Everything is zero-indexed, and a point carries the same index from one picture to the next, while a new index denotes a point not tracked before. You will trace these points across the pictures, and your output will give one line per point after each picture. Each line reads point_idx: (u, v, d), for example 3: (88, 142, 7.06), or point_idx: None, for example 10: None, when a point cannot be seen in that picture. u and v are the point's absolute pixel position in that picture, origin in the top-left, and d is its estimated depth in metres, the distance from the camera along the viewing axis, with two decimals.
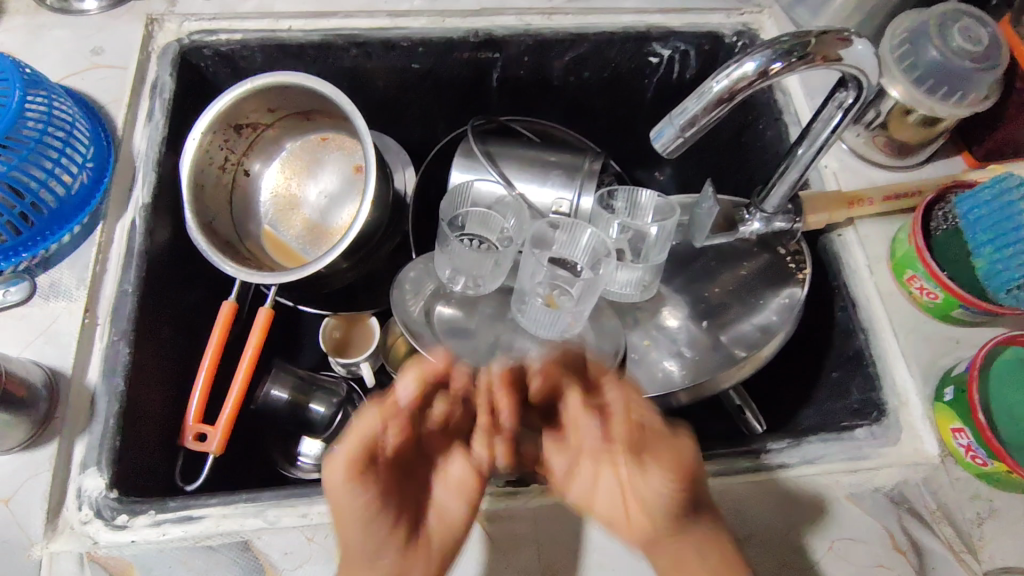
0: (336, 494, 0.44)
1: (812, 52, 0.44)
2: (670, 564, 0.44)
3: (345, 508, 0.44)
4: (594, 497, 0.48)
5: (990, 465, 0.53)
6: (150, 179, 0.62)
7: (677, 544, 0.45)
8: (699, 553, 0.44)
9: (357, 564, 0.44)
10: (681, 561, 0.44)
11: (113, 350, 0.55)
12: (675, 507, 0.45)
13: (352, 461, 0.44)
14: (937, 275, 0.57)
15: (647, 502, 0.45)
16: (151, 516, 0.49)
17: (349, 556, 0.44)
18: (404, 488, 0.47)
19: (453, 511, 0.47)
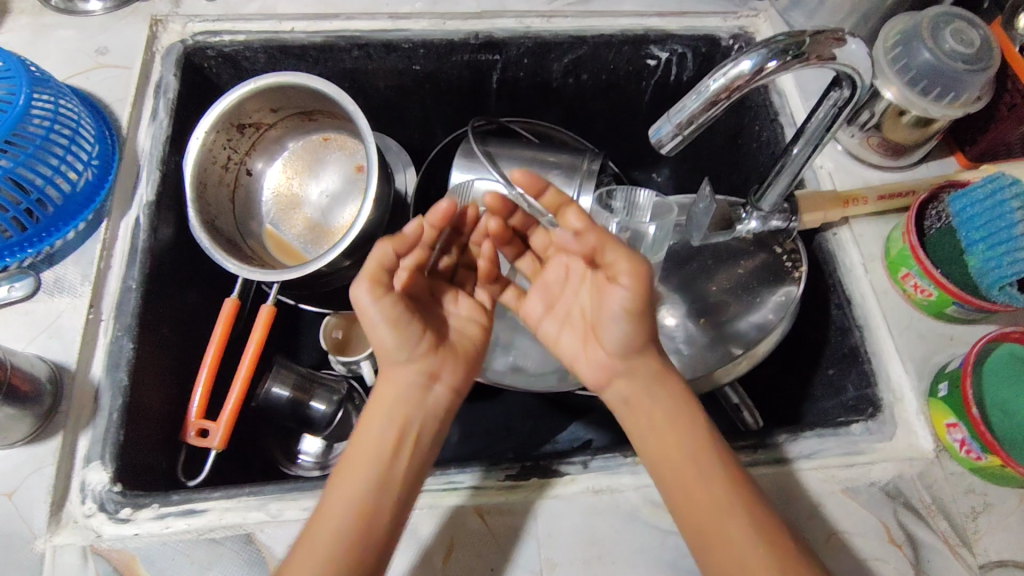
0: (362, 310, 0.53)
1: (807, 51, 0.44)
2: (638, 387, 0.53)
3: (375, 325, 0.53)
4: (563, 337, 0.57)
5: (984, 460, 0.54)
6: (153, 177, 0.63)
7: (648, 373, 0.53)
8: (661, 381, 0.53)
9: (392, 378, 0.54)
10: (650, 395, 0.53)
11: (117, 346, 0.56)
12: (641, 330, 0.51)
13: (380, 278, 0.53)
14: (932, 273, 0.58)
15: (609, 315, 0.51)
16: (154, 509, 0.50)
17: (387, 374, 0.55)
18: (428, 306, 0.57)
19: (469, 333, 0.58)
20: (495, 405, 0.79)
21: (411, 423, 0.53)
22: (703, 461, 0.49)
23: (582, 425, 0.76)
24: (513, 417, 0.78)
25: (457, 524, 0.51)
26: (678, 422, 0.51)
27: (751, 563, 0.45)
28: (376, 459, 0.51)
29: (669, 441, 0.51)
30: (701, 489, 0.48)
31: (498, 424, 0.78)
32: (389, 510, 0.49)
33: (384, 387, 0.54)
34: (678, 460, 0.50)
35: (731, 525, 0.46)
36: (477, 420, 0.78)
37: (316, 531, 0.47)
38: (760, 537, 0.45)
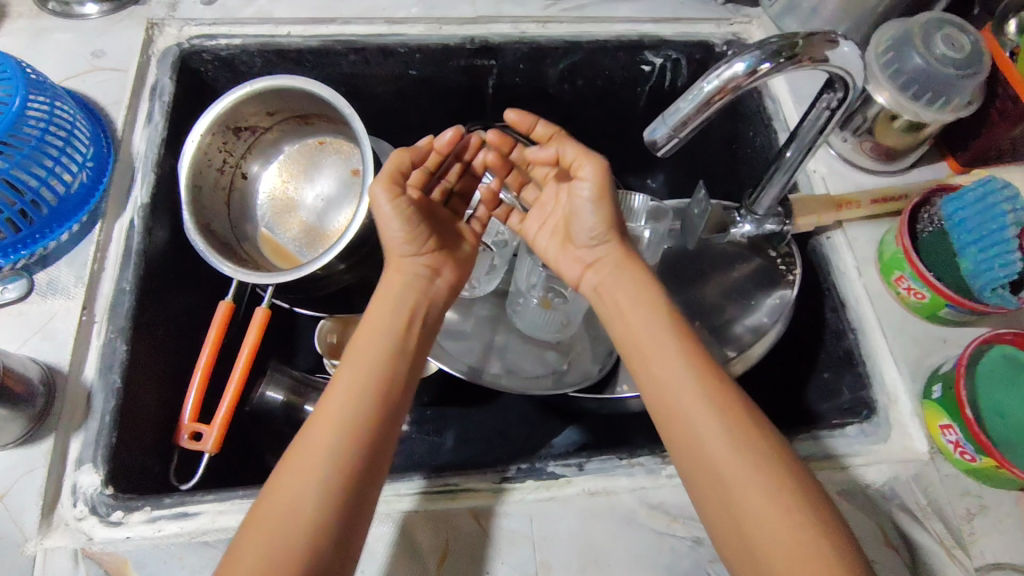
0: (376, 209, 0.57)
1: (800, 53, 0.45)
2: (604, 273, 0.58)
3: (386, 220, 0.57)
4: (541, 242, 0.64)
5: (979, 461, 0.54)
6: (148, 179, 0.63)
7: (615, 259, 0.58)
8: (627, 267, 0.57)
9: (400, 268, 0.59)
10: (618, 282, 0.57)
11: (110, 348, 0.55)
12: (612, 220, 0.57)
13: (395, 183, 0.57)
14: (924, 276, 0.59)
15: (579, 210, 0.57)
16: (146, 512, 0.50)
17: (393, 265, 0.59)
18: (437, 221, 0.63)
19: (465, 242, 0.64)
20: (491, 410, 0.79)
21: (417, 307, 0.58)
22: (669, 342, 0.52)
23: (577, 430, 0.76)
24: (507, 421, 0.78)
25: (452, 527, 0.51)
26: (646, 309, 0.54)
27: (706, 422, 0.47)
28: (385, 334, 0.54)
29: (637, 325, 0.54)
30: (664, 362, 0.51)
31: (494, 429, 0.78)
32: (401, 377, 0.53)
33: (389, 277, 0.58)
34: (649, 340, 0.53)
35: (688, 392, 0.49)
36: (472, 424, 0.78)
37: (334, 392, 0.50)
38: (717, 401, 0.48)
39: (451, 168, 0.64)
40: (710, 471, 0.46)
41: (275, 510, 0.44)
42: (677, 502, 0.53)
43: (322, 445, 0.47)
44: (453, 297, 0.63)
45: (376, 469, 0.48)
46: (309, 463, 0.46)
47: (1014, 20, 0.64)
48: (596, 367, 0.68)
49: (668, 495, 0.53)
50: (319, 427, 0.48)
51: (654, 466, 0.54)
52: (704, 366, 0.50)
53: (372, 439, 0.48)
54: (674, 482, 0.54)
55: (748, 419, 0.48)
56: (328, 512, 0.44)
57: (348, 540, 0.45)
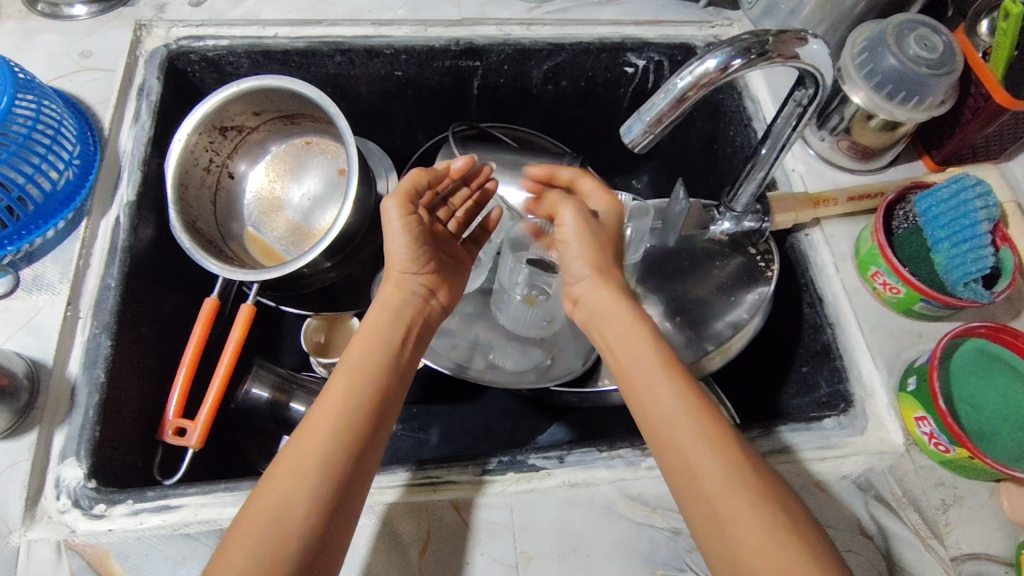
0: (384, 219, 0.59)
1: (770, 49, 0.46)
2: (596, 307, 0.57)
3: (395, 234, 0.58)
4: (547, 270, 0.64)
5: (952, 452, 0.55)
6: (135, 177, 0.64)
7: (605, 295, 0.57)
8: (616, 301, 0.56)
9: (399, 284, 0.59)
10: (610, 318, 0.56)
11: (94, 343, 0.56)
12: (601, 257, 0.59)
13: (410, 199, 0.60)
14: (899, 271, 0.60)
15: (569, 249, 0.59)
16: (129, 505, 0.50)
17: (391, 281, 0.60)
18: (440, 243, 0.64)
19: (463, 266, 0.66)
20: (476, 407, 0.80)
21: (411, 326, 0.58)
22: (657, 376, 0.51)
23: (561, 426, 0.77)
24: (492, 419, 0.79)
25: (432, 518, 0.51)
26: (639, 343, 0.53)
27: (699, 458, 0.46)
28: (383, 350, 0.55)
29: (627, 362, 0.53)
30: (656, 398, 0.50)
31: (478, 426, 0.79)
32: (393, 397, 0.53)
33: (386, 294, 0.59)
34: (640, 376, 0.51)
35: (684, 427, 0.48)
36: (457, 422, 0.79)
37: (327, 404, 0.50)
38: (707, 438, 0.47)
39: (458, 192, 0.67)
40: (703, 500, 0.45)
41: (263, 519, 0.44)
42: (657, 493, 0.54)
43: (314, 458, 0.47)
44: (442, 316, 0.63)
45: (359, 486, 0.48)
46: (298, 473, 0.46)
47: (986, 21, 0.65)
48: (580, 361, 0.68)
49: (647, 486, 0.54)
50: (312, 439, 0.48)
51: (634, 458, 0.55)
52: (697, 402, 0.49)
53: (361, 455, 0.48)
54: (653, 473, 0.54)
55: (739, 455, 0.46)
56: (314, 523, 0.44)
57: (327, 554, 0.45)
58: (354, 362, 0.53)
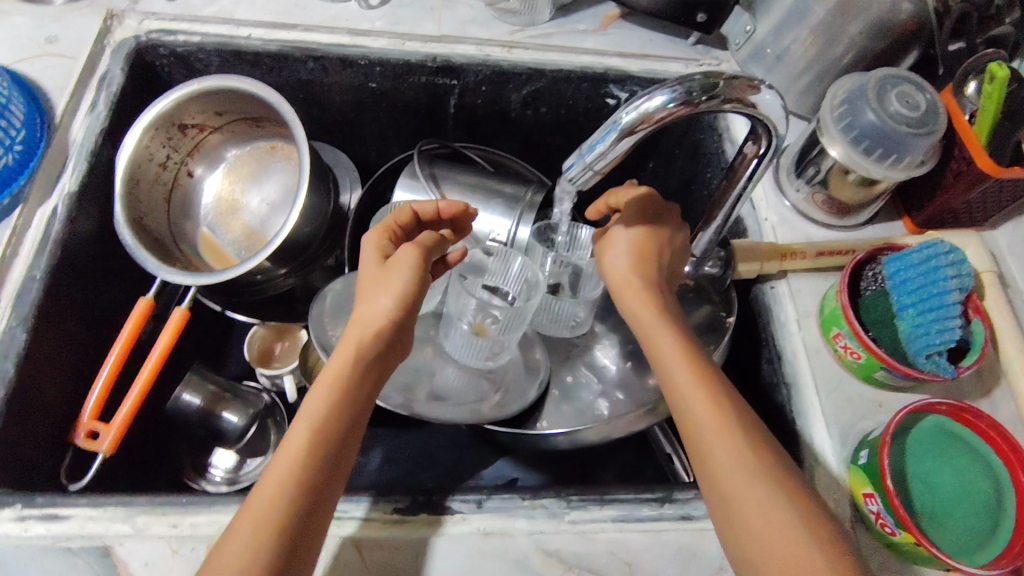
0: (375, 255, 0.55)
1: (720, 92, 0.43)
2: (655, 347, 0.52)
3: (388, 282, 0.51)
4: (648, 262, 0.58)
5: (899, 535, 0.50)
6: (80, 168, 0.62)
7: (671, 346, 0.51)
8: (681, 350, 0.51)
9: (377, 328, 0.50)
10: (672, 367, 0.50)
11: (9, 336, 0.54)
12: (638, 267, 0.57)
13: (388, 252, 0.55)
14: (860, 335, 0.57)
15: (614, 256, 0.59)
16: (16, 511, 0.48)
17: (360, 326, 0.50)
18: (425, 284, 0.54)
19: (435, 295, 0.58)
20: (420, 435, 0.77)
21: (384, 368, 0.50)
22: (721, 440, 0.45)
23: (505, 463, 0.74)
24: (437, 448, 0.76)
25: (332, 559, 0.48)
26: (700, 399, 0.48)
27: (767, 550, 0.41)
28: (352, 401, 0.47)
29: (686, 416, 0.48)
30: (722, 469, 0.45)
31: (419, 455, 0.76)
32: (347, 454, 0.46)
33: (353, 339, 0.49)
34: (701, 441, 0.46)
35: (751, 513, 0.43)
36: (400, 448, 0.76)
37: (277, 470, 0.43)
38: (769, 530, 0.42)
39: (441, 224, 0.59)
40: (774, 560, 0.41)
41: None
42: (576, 550, 0.50)
43: (259, 540, 0.41)
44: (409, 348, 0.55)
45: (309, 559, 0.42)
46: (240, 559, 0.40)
47: (973, 82, 0.62)
48: (528, 391, 0.65)
49: (566, 541, 0.51)
50: (259, 516, 0.41)
51: (557, 510, 0.52)
52: (767, 484, 0.43)
53: (315, 527, 0.43)
54: (575, 528, 0.51)
55: (802, 562, 0.40)
56: None
57: None
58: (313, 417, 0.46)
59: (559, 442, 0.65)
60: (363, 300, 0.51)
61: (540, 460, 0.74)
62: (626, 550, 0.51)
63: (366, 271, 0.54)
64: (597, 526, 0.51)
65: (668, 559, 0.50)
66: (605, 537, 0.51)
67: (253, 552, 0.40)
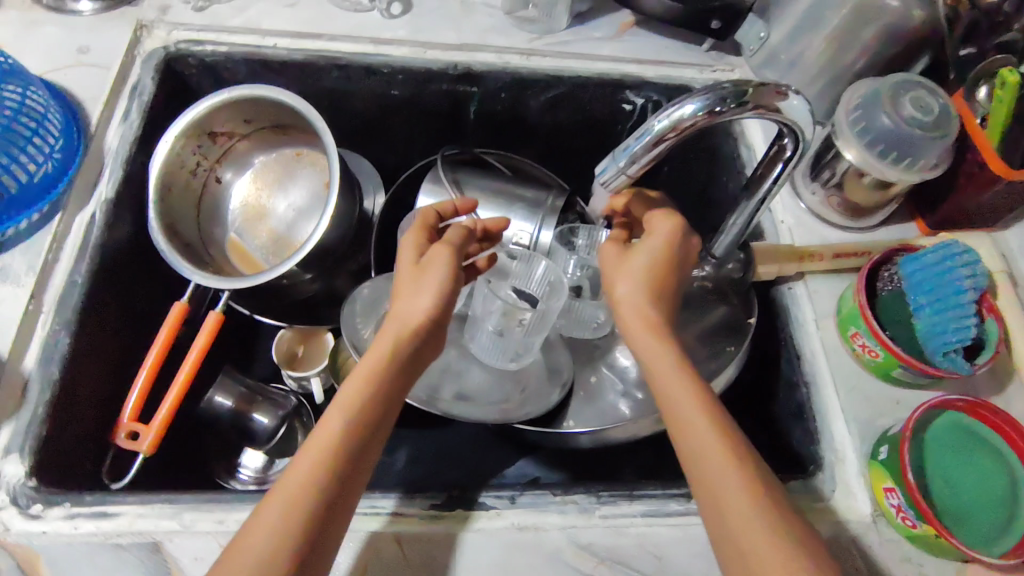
0: (412, 251, 0.54)
1: (749, 99, 0.45)
2: (659, 369, 0.48)
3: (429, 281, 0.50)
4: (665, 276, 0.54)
5: (919, 528, 0.53)
6: (116, 175, 0.63)
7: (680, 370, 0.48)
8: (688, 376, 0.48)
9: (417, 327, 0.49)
10: (681, 394, 0.47)
11: (53, 339, 0.55)
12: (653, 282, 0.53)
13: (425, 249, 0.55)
14: (878, 334, 0.58)
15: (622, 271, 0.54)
16: (66, 508, 0.49)
17: (399, 321, 0.49)
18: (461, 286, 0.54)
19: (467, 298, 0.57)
20: (444, 435, 0.78)
21: (416, 371, 0.49)
22: (730, 478, 0.43)
23: (529, 462, 0.76)
24: (461, 447, 0.78)
25: (374, 552, 0.50)
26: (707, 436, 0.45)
27: None
28: (384, 401, 0.46)
29: (691, 448, 0.45)
30: (723, 508, 0.43)
31: (444, 454, 0.78)
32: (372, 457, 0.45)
33: (390, 336, 0.48)
34: (705, 477, 0.44)
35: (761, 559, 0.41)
36: (425, 448, 0.78)
37: (309, 457, 0.43)
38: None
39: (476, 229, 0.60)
40: None
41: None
42: (608, 544, 0.52)
43: (287, 529, 0.40)
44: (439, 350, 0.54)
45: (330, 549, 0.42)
46: (267, 545, 0.40)
47: (984, 87, 0.64)
48: (550, 394, 0.66)
49: (598, 535, 0.52)
50: (292, 503, 0.41)
51: (588, 505, 0.53)
52: (770, 527, 0.41)
53: (338, 517, 0.43)
54: (606, 523, 0.53)
55: None
56: None
57: None
58: (351, 407, 0.45)
59: (583, 440, 0.66)
60: (402, 297, 0.50)
61: (563, 458, 0.76)
62: (656, 544, 0.52)
63: (402, 266, 0.53)
64: (628, 520, 0.53)
65: (698, 551, 0.52)
66: (635, 531, 0.52)
67: (281, 540, 0.40)
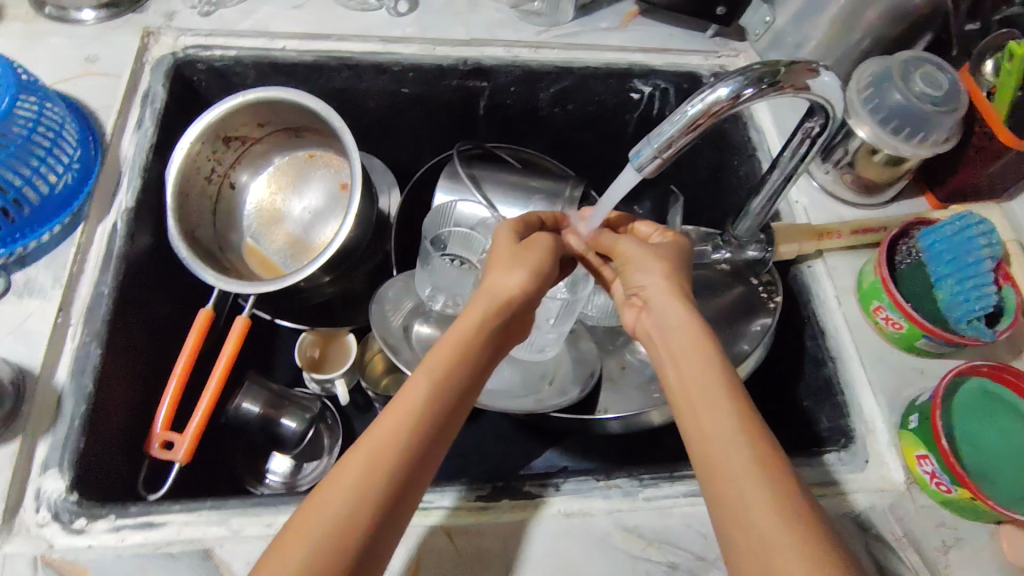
0: (507, 235, 0.54)
1: (782, 80, 0.46)
2: (680, 362, 0.45)
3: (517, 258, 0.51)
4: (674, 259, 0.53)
5: (954, 492, 0.54)
6: (134, 184, 0.63)
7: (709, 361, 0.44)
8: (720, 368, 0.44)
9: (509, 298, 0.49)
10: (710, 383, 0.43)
11: (84, 351, 0.55)
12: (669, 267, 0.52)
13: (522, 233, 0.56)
14: (902, 305, 0.60)
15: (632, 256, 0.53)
16: (111, 521, 0.49)
17: (491, 293, 0.49)
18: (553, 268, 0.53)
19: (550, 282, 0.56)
20: (470, 430, 0.78)
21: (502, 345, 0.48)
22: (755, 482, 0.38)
23: (557, 452, 0.76)
24: (488, 442, 0.78)
25: (424, 546, 0.50)
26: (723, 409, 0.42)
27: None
28: (472, 369, 0.45)
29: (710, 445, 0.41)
30: (742, 503, 0.38)
31: (471, 449, 0.78)
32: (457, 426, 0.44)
33: (481, 307, 0.48)
34: (724, 463, 0.39)
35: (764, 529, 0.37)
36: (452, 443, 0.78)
37: (389, 424, 0.41)
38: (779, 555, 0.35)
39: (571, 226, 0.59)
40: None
41: (295, 562, 0.36)
42: (654, 525, 0.52)
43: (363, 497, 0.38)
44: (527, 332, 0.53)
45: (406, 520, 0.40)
46: (349, 496, 0.38)
47: (990, 61, 0.65)
48: (580, 386, 0.66)
49: (643, 518, 0.53)
50: (373, 470, 0.39)
51: (631, 488, 0.54)
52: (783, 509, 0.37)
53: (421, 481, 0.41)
54: (650, 505, 0.53)
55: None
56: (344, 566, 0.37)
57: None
58: (436, 374, 0.43)
59: (614, 426, 0.67)
60: (493, 273, 0.51)
61: (590, 447, 0.76)
62: (701, 523, 0.53)
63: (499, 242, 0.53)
64: (671, 501, 0.54)
65: None
66: (679, 511, 0.53)
67: (357, 507, 0.38)
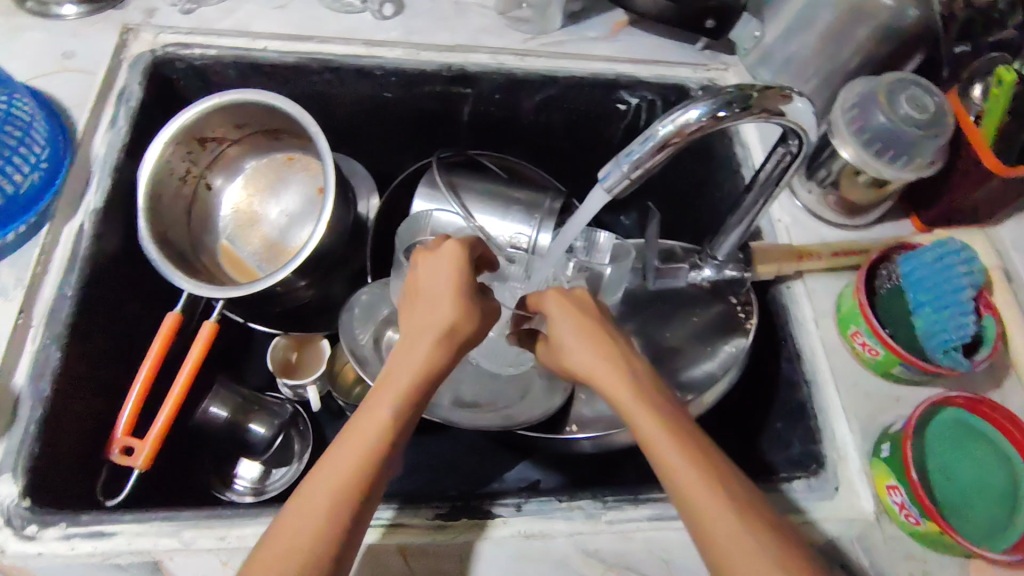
0: (442, 269, 0.51)
1: (754, 104, 0.45)
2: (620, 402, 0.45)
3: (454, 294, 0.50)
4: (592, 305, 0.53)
5: (923, 525, 0.53)
6: (105, 184, 0.62)
7: (628, 395, 0.45)
8: (647, 404, 0.44)
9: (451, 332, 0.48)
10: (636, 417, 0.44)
11: (43, 354, 0.54)
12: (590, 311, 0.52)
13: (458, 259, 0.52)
14: (878, 332, 0.58)
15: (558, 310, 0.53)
16: (61, 529, 0.48)
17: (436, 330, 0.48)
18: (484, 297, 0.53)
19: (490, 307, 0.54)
20: (443, 440, 0.78)
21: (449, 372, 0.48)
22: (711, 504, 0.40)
23: (529, 465, 0.75)
24: (461, 453, 0.77)
25: (379, 565, 0.49)
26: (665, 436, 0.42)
27: None
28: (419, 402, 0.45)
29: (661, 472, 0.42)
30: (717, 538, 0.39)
31: (443, 460, 0.77)
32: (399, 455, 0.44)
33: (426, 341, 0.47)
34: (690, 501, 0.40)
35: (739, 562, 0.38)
36: (424, 453, 0.77)
37: (315, 492, 0.40)
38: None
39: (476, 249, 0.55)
40: None
41: None
42: (615, 549, 0.52)
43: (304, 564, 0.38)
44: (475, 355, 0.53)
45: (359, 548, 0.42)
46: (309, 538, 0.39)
47: (978, 86, 0.64)
48: (550, 402, 0.65)
49: (605, 541, 0.52)
50: (308, 541, 0.39)
51: (594, 511, 0.53)
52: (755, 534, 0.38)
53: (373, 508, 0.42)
54: (612, 528, 0.52)
55: None
56: None
57: None
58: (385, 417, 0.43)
59: (585, 444, 0.66)
60: (434, 308, 0.49)
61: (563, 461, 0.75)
62: (663, 548, 0.52)
63: (429, 267, 0.52)
64: (634, 525, 0.52)
65: None
66: (642, 536, 0.52)
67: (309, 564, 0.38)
